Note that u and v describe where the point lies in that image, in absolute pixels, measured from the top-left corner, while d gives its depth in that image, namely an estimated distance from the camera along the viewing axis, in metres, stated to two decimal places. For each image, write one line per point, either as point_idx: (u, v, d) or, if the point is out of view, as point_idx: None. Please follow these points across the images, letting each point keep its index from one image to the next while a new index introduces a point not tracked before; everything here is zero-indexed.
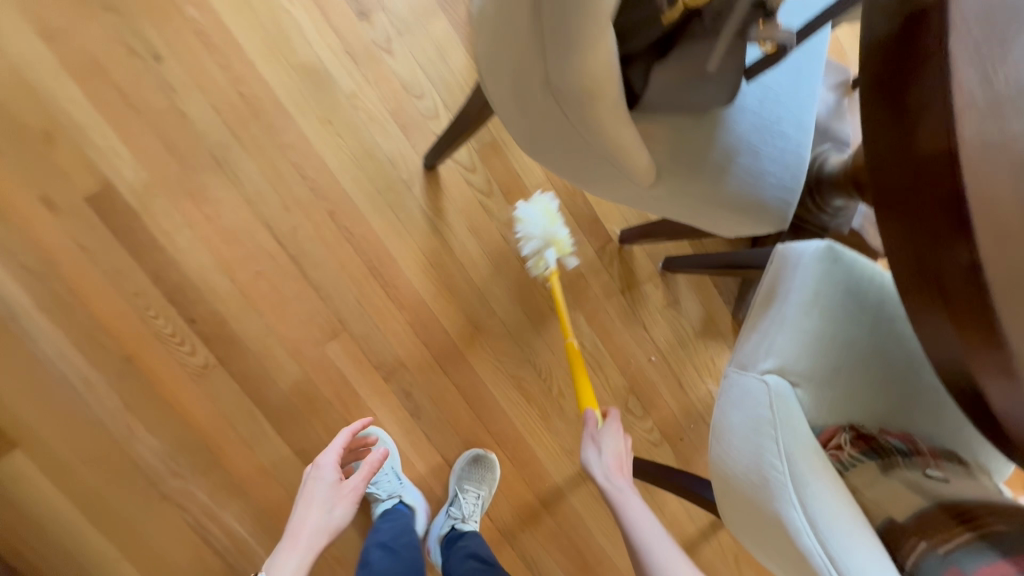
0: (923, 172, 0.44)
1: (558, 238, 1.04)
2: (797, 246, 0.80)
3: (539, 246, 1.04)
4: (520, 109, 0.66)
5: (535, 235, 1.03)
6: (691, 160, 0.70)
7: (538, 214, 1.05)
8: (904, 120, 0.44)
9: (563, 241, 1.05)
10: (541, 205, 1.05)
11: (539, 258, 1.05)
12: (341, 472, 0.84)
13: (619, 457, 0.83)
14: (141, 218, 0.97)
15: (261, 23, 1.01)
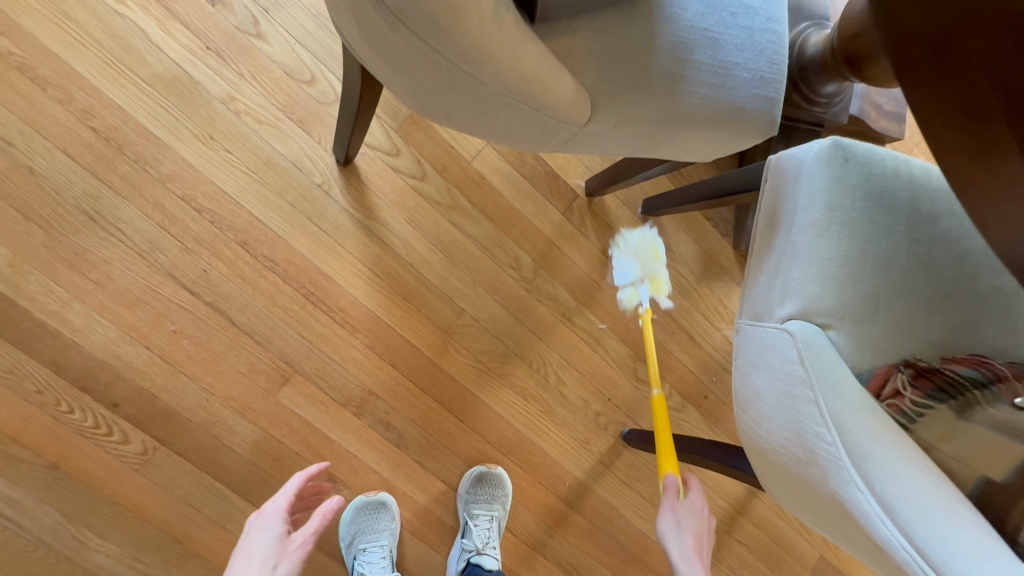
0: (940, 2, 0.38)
1: (658, 276, 1.05)
2: (795, 153, 0.64)
3: (636, 283, 1.05)
4: (383, 59, 0.49)
5: (631, 267, 1.06)
6: (631, 72, 0.53)
7: (640, 245, 1.07)
8: None
9: (661, 280, 1.05)
10: (643, 242, 1.07)
11: (632, 293, 1.05)
12: (289, 524, 0.69)
13: (699, 537, 0.67)
14: (20, 304, 0.82)
15: (97, 41, 0.85)
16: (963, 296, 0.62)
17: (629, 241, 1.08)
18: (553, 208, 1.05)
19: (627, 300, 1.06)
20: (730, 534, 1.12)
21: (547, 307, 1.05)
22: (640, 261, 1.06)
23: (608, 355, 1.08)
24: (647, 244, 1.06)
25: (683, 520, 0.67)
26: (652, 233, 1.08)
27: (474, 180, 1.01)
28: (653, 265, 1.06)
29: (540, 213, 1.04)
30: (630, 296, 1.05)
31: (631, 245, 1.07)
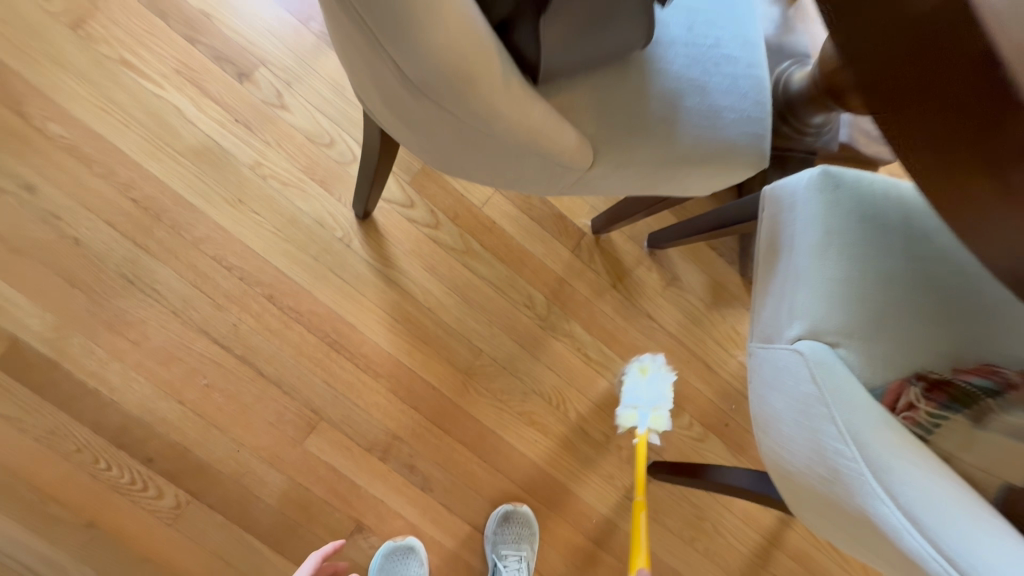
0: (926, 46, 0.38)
1: (660, 410, 1.05)
2: (788, 182, 0.69)
3: (644, 415, 1.05)
4: (405, 123, 0.54)
5: (642, 392, 1.06)
6: (629, 122, 0.58)
7: (659, 385, 1.07)
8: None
9: (662, 415, 1.05)
10: (659, 382, 1.07)
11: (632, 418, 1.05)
12: None
13: None
14: (62, 365, 0.86)
15: (136, 121, 0.92)
16: (968, 308, 0.64)
17: (647, 365, 1.08)
18: (562, 246, 1.09)
19: (628, 420, 1.05)
20: (764, 567, 1.09)
21: (563, 342, 1.07)
22: (649, 395, 1.06)
23: None
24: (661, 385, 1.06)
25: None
26: (670, 375, 1.08)
27: (486, 226, 1.06)
28: (661, 399, 1.06)
29: (550, 253, 1.09)
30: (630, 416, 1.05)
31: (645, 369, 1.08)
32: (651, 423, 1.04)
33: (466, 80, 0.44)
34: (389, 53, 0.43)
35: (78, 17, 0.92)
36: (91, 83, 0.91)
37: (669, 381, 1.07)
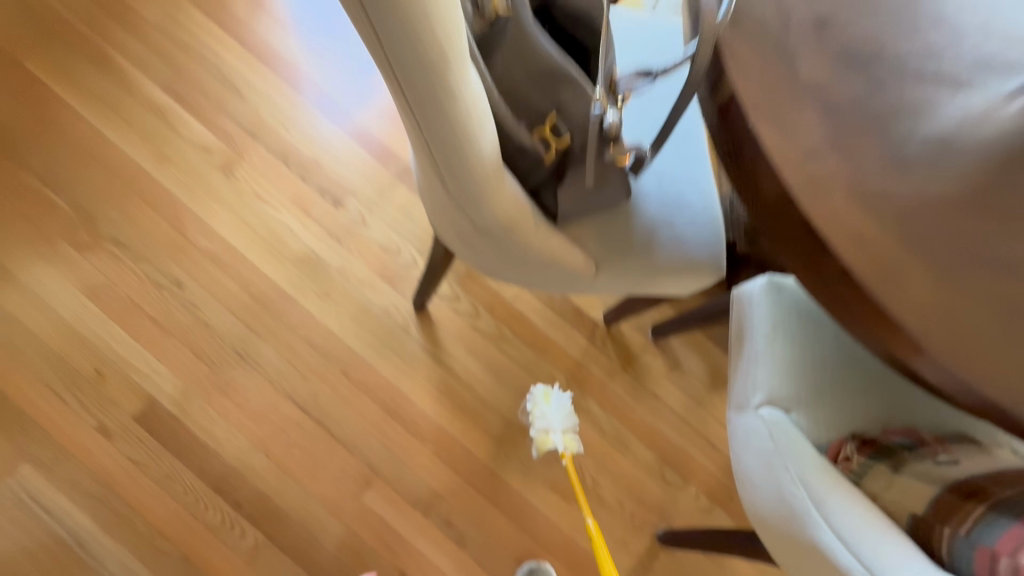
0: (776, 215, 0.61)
1: (571, 432, 1.04)
2: (745, 286, 0.90)
3: (558, 436, 1.02)
4: (468, 246, 0.80)
5: (549, 418, 1.04)
6: (622, 246, 0.82)
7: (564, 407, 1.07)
8: (749, 180, 0.62)
9: (574, 436, 1.03)
10: (561, 404, 1.06)
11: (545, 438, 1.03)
12: None
13: None
14: (183, 421, 1.10)
15: (258, 234, 1.23)
16: (891, 385, 0.83)
17: (546, 392, 1.08)
18: (579, 334, 1.31)
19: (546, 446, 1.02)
20: None
21: (580, 416, 1.26)
22: (556, 417, 1.04)
23: (636, 459, 1.25)
24: (564, 408, 1.04)
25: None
26: (569, 396, 1.10)
27: (516, 316, 1.30)
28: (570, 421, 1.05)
29: (569, 339, 1.31)
30: (544, 441, 1.03)
31: (545, 396, 1.08)
32: (563, 446, 1.02)
33: (515, 230, 0.69)
34: (471, 217, 0.67)
35: (227, 163, 1.26)
36: (231, 209, 1.23)
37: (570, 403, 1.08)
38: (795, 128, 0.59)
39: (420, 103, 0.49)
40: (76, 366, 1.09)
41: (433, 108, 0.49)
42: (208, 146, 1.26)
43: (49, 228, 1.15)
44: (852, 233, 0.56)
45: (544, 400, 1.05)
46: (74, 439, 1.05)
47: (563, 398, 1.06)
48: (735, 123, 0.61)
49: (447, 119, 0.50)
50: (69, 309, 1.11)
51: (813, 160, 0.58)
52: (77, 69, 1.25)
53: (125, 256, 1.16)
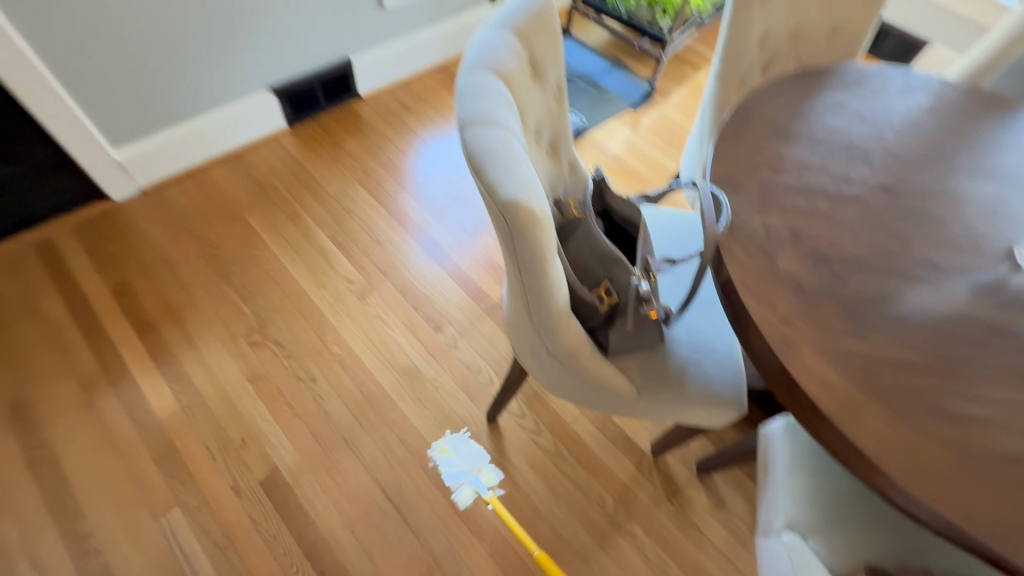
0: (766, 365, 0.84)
1: (483, 467, 1.40)
2: (770, 425, 1.11)
3: (471, 484, 1.38)
4: (541, 366, 1.08)
5: (456, 467, 1.39)
6: (660, 378, 1.05)
7: (464, 451, 1.42)
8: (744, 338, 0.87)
9: (486, 470, 1.40)
10: (465, 450, 1.42)
11: (465, 490, 1.38)
12: None
13: None
14: (293, 491, 1.35)
15: (376, 347, 1.58)
16: (903, 527, 0.95)
17: (444, 444, 1.42)
18: (627, 460, 1.47)
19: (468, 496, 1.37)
20: None
21: (625, 539, 1.36)
22: (462, 464, 1.40)
23: None
24: (461, 455, 1.39)
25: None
26: (462, 438, 1.44)
27: (572, 437, 1.50)
28: (474, 458, 1.41)
29: (618, 464, 1.46)
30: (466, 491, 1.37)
31: (445, 449, 1.41)
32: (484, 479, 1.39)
33: (576, 359, 0.94)
34: (548, 346, 0.95)
35: (363, 291, 1.68)
36: (359, 325, 1.62)
37: (466, 442, 1.43)
38: (776, 303, 0.85)
39: (532, 284, 0.75)
40: (229, 434, 1.41)
41: (539, 287, 0.75)
42: (352, 279, 1.71)
43: (234, 327, 1.57)
44: (821, 380, 0.78)
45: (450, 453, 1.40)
46: (215, 493, 1.33)
47: (457, 446, 1.41)
48: (731, 298, 0.88)
49: (548, 292, 0.76)
50: (234, 389, 1.47)
51: (789, 326, 0.83)
52: (279, 221, 1.80)
53: (280, 354, 1.54)
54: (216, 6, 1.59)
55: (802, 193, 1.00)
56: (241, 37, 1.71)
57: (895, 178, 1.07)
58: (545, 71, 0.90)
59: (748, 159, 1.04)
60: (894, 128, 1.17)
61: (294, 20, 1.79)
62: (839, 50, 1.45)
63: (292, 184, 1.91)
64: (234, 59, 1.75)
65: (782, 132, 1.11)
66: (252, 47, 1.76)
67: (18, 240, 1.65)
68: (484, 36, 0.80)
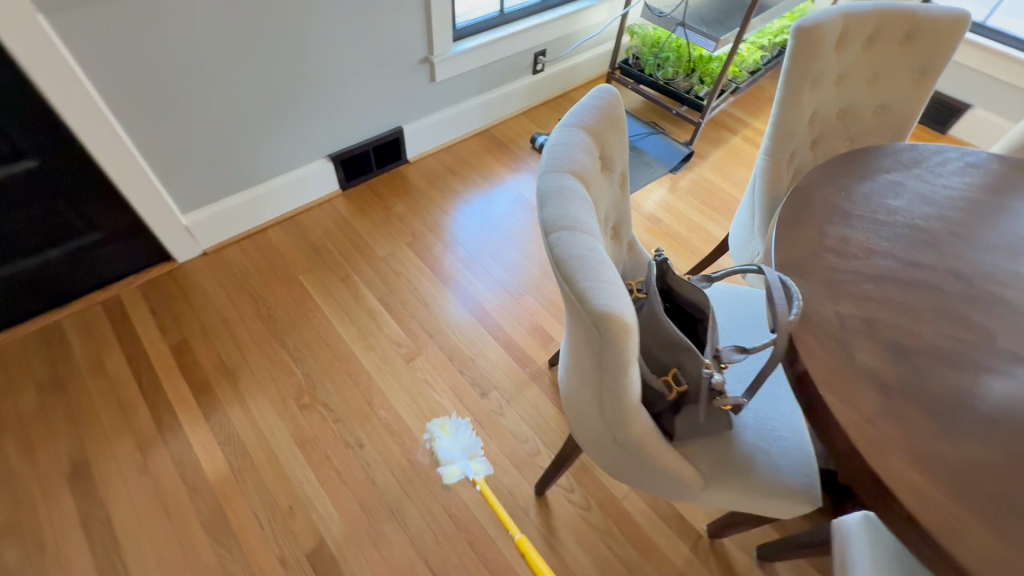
0: (852, 465, 0.80)
1: (477, 459, 1.42)
2: (846, 518, 1.06)
3: (466, 460, 1.41)
4: (602, 450, 1.05)
5: (456, 448, 1.42)
6: (728, 467, 1.01)
7: (465, 437, 1.44)
8: (824, 434, 0.84)
9: (479, 462, 1.41)
10: (465, 437, 1.44)
11: (456, 470, 1.40)
12: None
13: None
14: (339, 564, 1.32)
15: (424, 413, 1.58)
16: None
17: (445, 426, 1.46)
18: (682, 542, 1.41)
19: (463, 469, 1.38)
20: None
21: None
22: (460, 446, 1.43)
23: None
24: (460, 442, 1.43)
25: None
26: (464, 426, 1.47)
27: (623, 514, 1.44)
28: (472, 449, 1.43)
29: (672, 547, 1.40)
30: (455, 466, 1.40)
31: (444, 431, 1.46)
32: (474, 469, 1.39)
33: (644, 447, 0.92)
34: (615, 434, 0.93)
35: (410, 354, 1.70)
36: (407, 389, 1.63)
37: (468, 431, 1.47)
38: (856, 399, 0.82)
39: (613, 382, 0.74)
40: (277, 501, 1.41)
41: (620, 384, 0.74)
42: (400, 341, 1.73)
43: (285, 389, 1.60)
44: (914, 488, 0.74)
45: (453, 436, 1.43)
46: (262, 564, 1.32)
47: (459, 433, 1.45)
48: (809, 391, 0.86)
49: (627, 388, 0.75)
50: (284, 453, 1.48)
51: (872, 425, 0.80)
52: (330, 282, 1.86)
53: (329, 417, 1.55)
54: (288, 85, 1.71)
55: (870, 279, 0.99)
56: (306, 112, 1.83)
57: (967, 262, 1.05)
58: (612, 162, 0.93)
59: (812, 243, 1.04)
60: (957, 209, 1.16)
61: (355, 95, 1.91)
62: (890, 127, 1.46)
63: (344, 246, 1.99)
64: (298, 131, 1.85)
65: (845, 214, 1.11)
66: (315, 120, 1.87)
67: (88, 298, 1.73)
68: (561, 136, 0.83)
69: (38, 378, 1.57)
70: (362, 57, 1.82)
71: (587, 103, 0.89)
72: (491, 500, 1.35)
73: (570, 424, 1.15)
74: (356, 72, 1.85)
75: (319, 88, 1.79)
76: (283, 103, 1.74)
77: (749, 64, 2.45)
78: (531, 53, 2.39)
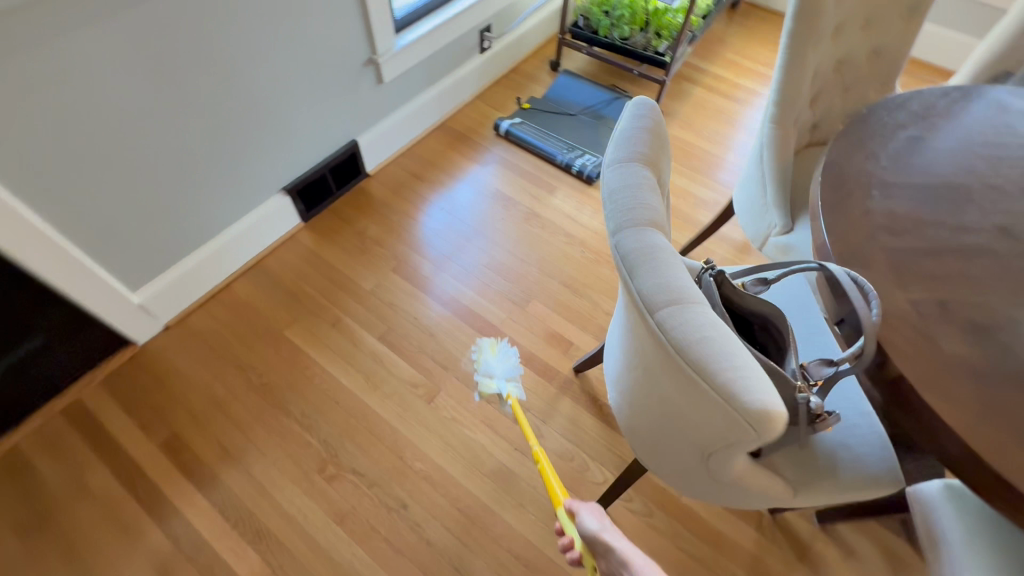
0: (969, 467, 0.76)
1: (513, 382, 1.47)
2: (923, 486, 1.08)
3: (500, 379, 1.49)
4: (687, 481, 0.99)
5: (493, 365, 1.50)
6: (812, 469, 0.99)
7: (508, 359, 1.52)
8: (931, 438, 0.80)
9: (514, 384, 1.46)
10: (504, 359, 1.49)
11: (489, 386, 1.49)
12: None
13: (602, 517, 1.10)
14: None
15: (461, 454, 1.49)
16: None
17: (492, 348, 1.55)
18: (748, 525, 1.41)
19: (491, 385, 1.45)
20: None
21: None
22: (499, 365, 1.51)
23: None
24: (504, 362, 1.50)
25: (590, 514, 1.11)
26: (510, 352, 1.55)
27: (686, 511, 1.43)
28: (511, 371, 1.50)
29: (740, 533, 1.40)
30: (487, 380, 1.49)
31: (491, 349, 1.56)
32: (506, 389, 1.46)
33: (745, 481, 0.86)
34: (714, 474, 0.86)
35: (430, 393, 1.58)
36: (436, 432, 1.52)
37: (512, 358, 1.53)
38: (958, 397, 0.79)
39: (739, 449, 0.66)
40: None
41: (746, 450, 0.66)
42: (415, 381, 1.60)
43: (305, 463, 1.45)
44: None
45: (490, 358, 1.49)
46: None
47: (504, 353, 1.53)
48: (906, 394, 0.81)
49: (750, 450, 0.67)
50: (323, 535, 1.36)
51: (982, 423, 0.76)
52: (320, 330, 1.69)
53: (361, 483, 1.43)
54: (222, 121, 1.46)
55: (929, 255, 0.95)
56: (249, 147, 1.59)
57: (1009, 216, 1.03)
58: (665, 184, 0.82)
59: (862, 226, 0.99)
60: (980, 156, 1.13)
61: (299, 116, 1.68)
62: (882, 72, 1.42)
63: (323, 285, 1.79)
64: (244, 169, 1.62)
65: (882, 185, 1.06)
66: (260, 153, 1.63)
67: (45, 410, 1.49)
68: (619, 175, 0.71)
69: (13, 517, 1.35)
70: (301, 73, 1.59)
71: (631, 126, 0.77)
72: (519, 418, 1.45)
73: (642, 455, 1.09)
74: (296, 91, 1.61)
75: (259, 119, 1.56)
76: (222, 144, 1.50)
77: (703, 10, 2.34)
78: (476, 32, 2.18)
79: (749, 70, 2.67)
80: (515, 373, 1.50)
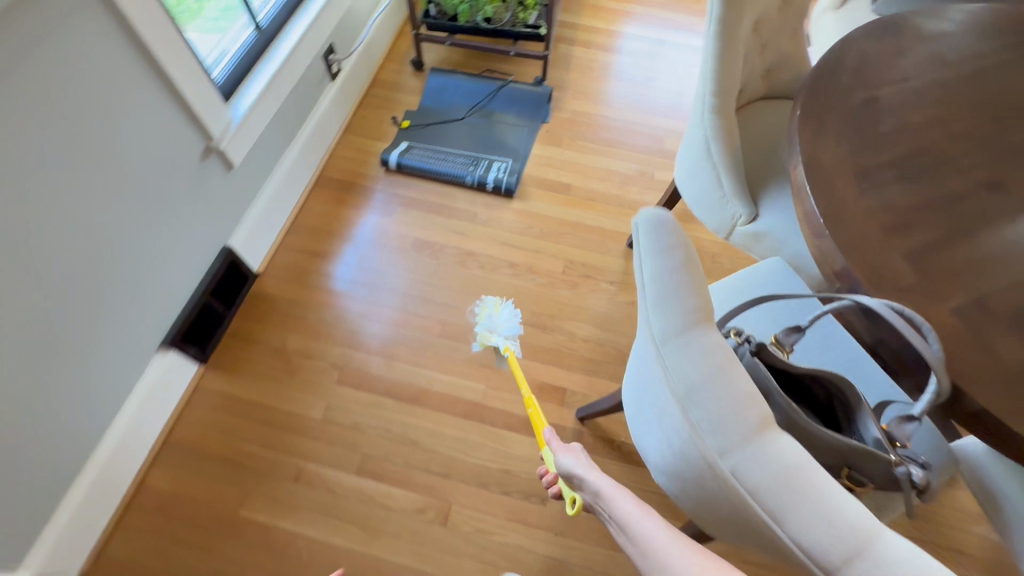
0: None
1: (510, 338, 1.29)
2: (960, 443, 1.10)
3: (500, 337, 1.29)
4: None
5: (495, 322, 1.29)
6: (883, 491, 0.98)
7: (509, 315, 1.31)
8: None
9: (511, 340, 1.28)
10: (509, 314, 1.29)
11: (486, 340, 1.30)
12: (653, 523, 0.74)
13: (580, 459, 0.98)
14: None
15: (503, 567, 1.33)
16: None
17: (498, 303, 1.34)
18: None
19: (487, 338, 1.25)
20: None
21: None
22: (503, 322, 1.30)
23: None
24: (507, 318, 1.30)
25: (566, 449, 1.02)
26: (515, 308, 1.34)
27: None
28: (510, 328, 1.30)
29: None
30: (484, 334, 1.29)
31: (496, 306, 1.35)
32: (502, 345, 1.28)
33: None
34: None
35: (442, 513, 1.38)
36: (467, 555, 1.34)
37: (515, 314, 1.32)
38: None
39: None
40: None
41: None
42: (419, 506, 1.39)
43: None
44: None
45: (493, 311, 1.28)
46: None
47: (508, 310, 1.31)
48: (996, 426, 0.76)
49: None
50: None
51: None
52: (284, 492, 1.39)
53: None
54: (42, 320, 1.05)
55: (942, 249, 0.89)
56: (95, 324, 1.18)
57: (986, 169, 0.99)
58: None
59: (871, 235, 0.90)
60: (931, 104, 1.07)
61: (145, 256, 1.27)
62: (794, 18, 1.30)
63: (262, 434, 1.47)
64: (101, 353, 1.22)
65: (866, 171, 0.97)
66: (112, 325, 1.23)
67: None
68: (698, 362, 0.52)
69: None
70: (126, 207, 1.18)
71: (667, 270, 0.58)
72: (516, 376, 1.32)
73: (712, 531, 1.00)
74: (129, 231, 1.20)
75: (92, 287, 1.15)
76: (56, 342, 1.09)
77: None
78: (319, 59, 1.78)
79: (617, 13, 2.50)
80: (518, 332, 1.29)
